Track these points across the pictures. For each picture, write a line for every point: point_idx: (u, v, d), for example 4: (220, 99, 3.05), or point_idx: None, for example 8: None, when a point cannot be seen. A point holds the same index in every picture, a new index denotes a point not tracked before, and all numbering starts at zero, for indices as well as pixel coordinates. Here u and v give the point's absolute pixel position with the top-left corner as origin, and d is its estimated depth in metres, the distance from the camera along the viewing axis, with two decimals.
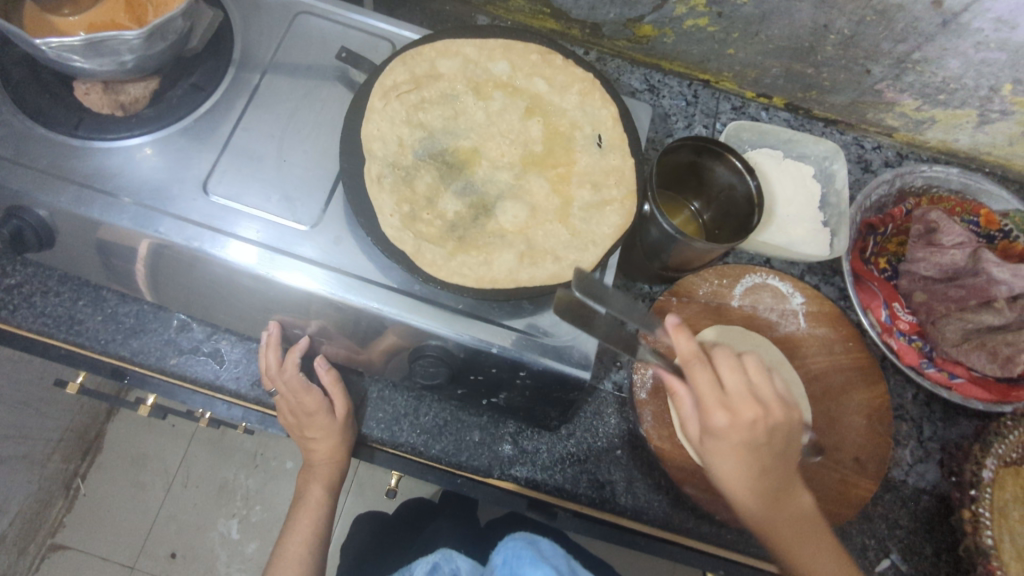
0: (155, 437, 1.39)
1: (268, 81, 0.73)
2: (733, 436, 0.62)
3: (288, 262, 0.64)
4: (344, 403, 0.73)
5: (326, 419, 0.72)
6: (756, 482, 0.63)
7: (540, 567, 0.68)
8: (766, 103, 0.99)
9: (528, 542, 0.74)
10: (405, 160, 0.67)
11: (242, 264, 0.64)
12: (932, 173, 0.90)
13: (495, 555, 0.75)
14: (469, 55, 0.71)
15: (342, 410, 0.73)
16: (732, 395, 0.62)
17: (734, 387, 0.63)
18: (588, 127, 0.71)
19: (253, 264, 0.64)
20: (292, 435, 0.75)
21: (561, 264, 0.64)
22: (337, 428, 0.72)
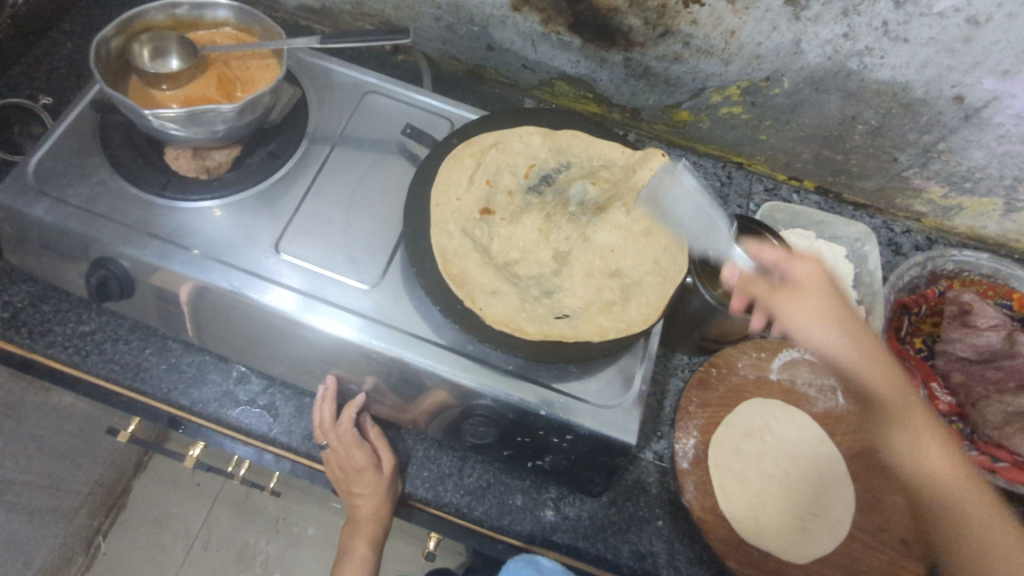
0: (176, 497, 1.40)
1: (338, 152, 0.80)
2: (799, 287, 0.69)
3: (323, 307, 0.68)
4: (390, 457, 0.73)
5: (373, 474, 0.71)
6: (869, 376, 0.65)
7: None
8: (797, 186, 1.04)
9: (529, 562, 0.71)
10: (468, 224, 0.72)
11: (280, 307, 0.67)
12: (963, 257, 0.93)
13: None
14: (524, 137, 0.79)
15: (389, 464, 0.72)
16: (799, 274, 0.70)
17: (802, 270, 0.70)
18: (641, 225, 0.74)
19: (292, 309, 0.67)
20: (337, 490, 0.75)
21: (613, 319, 0.68)
22: (383, 484, 0.72)
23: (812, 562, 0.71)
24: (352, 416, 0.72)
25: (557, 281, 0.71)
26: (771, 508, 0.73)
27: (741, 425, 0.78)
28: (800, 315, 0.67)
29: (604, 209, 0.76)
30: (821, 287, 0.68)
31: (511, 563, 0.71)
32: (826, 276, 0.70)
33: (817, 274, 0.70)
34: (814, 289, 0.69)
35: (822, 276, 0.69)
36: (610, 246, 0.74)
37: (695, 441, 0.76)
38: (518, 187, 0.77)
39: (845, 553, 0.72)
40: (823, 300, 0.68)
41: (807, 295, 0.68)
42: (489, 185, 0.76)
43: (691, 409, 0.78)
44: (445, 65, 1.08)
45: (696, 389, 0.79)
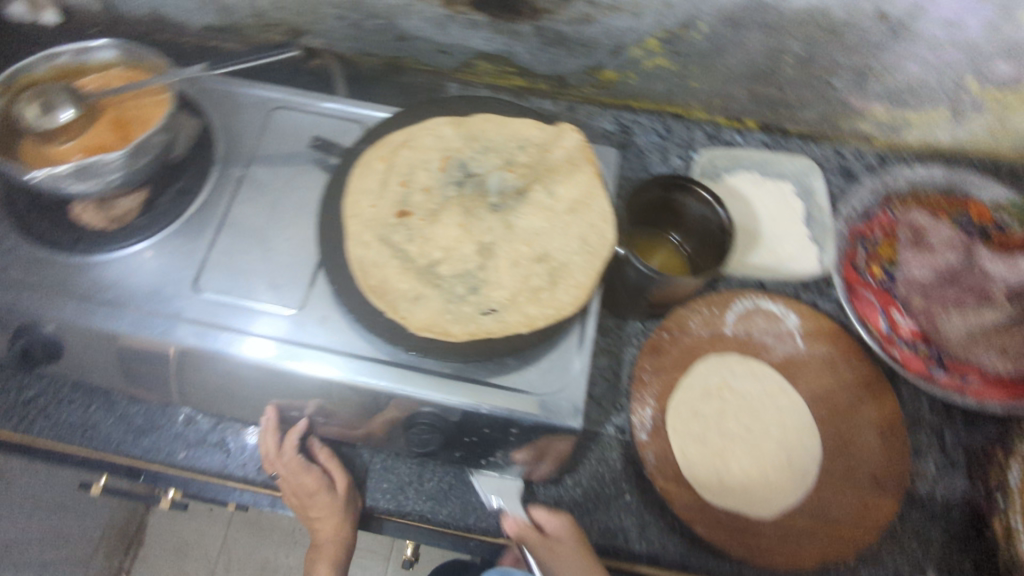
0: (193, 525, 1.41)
1: (249, 174, 0.78)
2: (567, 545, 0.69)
3: (303, 354, 0.66)
4: (343, 478, 0.74)
5: (328, 496, 0.72)
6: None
7: None
8: (740, 127, 1.00)
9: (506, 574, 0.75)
10: (385, 230, 0.69)
11: (260, 358, 0.66)
12: (914, 174, 0.91)
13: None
14: (433, 130, 0.76)
15: (343, 486, 0.73)
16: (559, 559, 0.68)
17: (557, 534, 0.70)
18: (565, 203, 0.72)
19: (274, 357, 0.66)
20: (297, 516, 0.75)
21: (542, 306, 0.65)
22: (341, 504, 0.72)
23: (783, 515, 0.70)
24: (293, 442, 0.74)
25: (485, 274, 0.68)
26: (734, 466, 0.72)
27: (697, 386, 0.76)
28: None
29: (527, 193, 0.73)
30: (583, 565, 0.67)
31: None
32: (575, 531, 0.71)
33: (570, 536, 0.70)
34: (570, 551, 0.68)
35: (569, 528, 0.71)
36: (536, 230, 0.71)
37: (652, 410, 0.75)
38: (434, 183, 0.73)
39: (816, 500, 0.71)
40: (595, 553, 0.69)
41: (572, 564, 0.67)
42: (403, 186, 0.73)
43: (645, 378, 0.77)
44: (362, 62, 1.05)
45: (649, 356, 0.78)
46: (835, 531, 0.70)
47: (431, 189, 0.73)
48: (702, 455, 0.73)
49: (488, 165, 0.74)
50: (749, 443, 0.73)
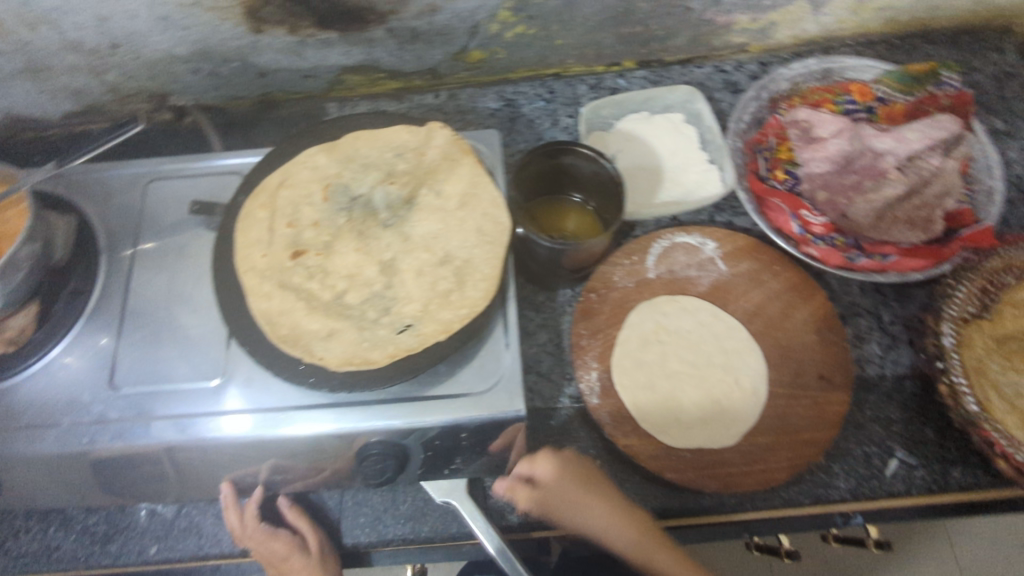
0: None
1: (139, 255, 0.76)
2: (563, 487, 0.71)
3: (292, 416, 0.65)
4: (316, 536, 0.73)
5: (303, 558, 0.71)
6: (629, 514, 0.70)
7: None
8: (620, 70, 1.00)
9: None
10: (283, 276, 0.68)
11: (242, 433, 0.65)
12: (792, 72, 0.91)
13: None
14: (307, 162, 0.75)
15: (316, 545, 0.72)
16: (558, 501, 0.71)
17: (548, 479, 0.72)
18: (455, 199, 0.71)
19: (254, 429, 0.65)
20: None
21: (455, 308, 0.65)
22: (319, 562, 0.71)
23: (745, 437, 0.72)
24: (253, 512, 0.74)
25: (393, 292, 0.67)
26: (688, 404, 0.73)
27: (635, 336, 0.77)
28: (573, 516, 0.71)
29: (416, 199, 0.72)
30: (573, 496, 0.70)
31: None
32: (564, 470, 0.72)
33: (560, 477, 0.72)
34: (567, 491, 0.70)
35: (557, 472, 0.72)
36: (434, 233, 0.70)
37: (597, 372, 0.76)
38: (321, 215, 0.72)
39: (772, 413, 0.73)
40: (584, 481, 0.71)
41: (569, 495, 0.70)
42: (290, 227, 0.71)
43: (584, 343, 0.77)
44: (234, 108, 1.02)
45: (582, 321, 0.78)
46: (797, 437, 0.71)
47: (319, 222, 0.72)
48: (656, 404, 0.73)
49: (369, 181, 0.73)
50: (698, 377, 0.75)
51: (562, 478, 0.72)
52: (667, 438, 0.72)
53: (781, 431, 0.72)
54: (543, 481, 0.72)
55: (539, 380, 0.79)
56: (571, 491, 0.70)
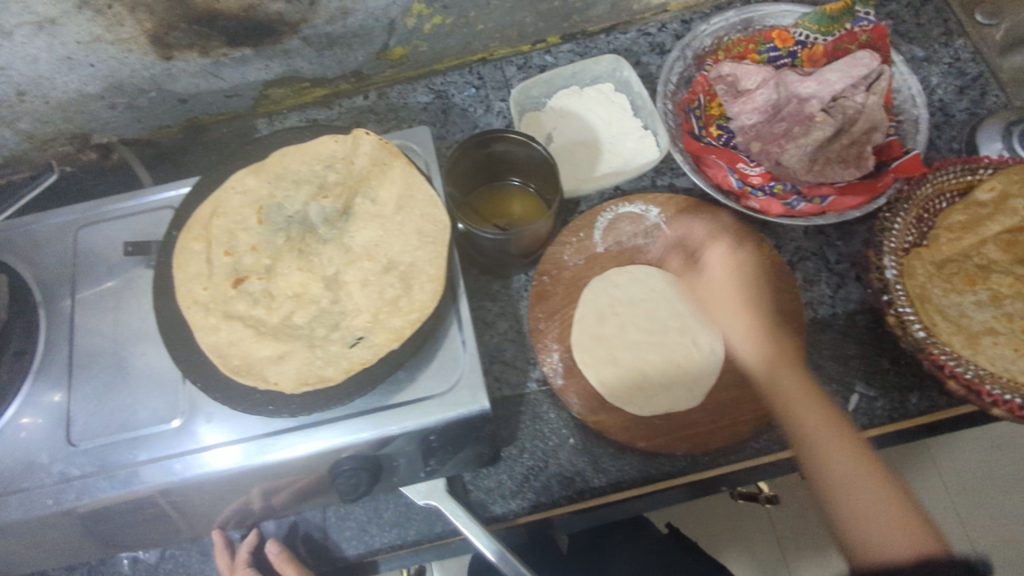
0: None
1: (80, 302, 0.75)
2: (717, 288, 0.75)
3: (279, 439, 0.65)
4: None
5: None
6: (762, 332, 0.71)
7: None
8: (546, 47, 0.99)
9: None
10: (228, 305, 0.67)
11: (233, 465, 0.64)
12: (713, 27, 0.91)
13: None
14: (234, 184, 0.73)
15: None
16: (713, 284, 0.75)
17: (711, 267, 0.76)
18: (391, 203, 0.71)
19: (246, 458, 0.64)
20: None
21: (405, 313, 0.65)
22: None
23: (710, 394, 0.73)
24: (245, 557, 0.75)
25: (342, 306, 0.67)
26: (650, 370, 0.75)
27: (591, 313, 0.78)
28: (713, 310, 0.75)
29: (352, 208, 0.72)
30: (738, 278, 0.75)
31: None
32: (734, 259, 0.76)
33: (721, 267, 0.75)
34: (725, 278, 0.75)
35: (733, 257, 0.76)
36: (375, 241, 0.70)
37: (559, 352, 0.77)
38: (259, 238, 0.71)
39: (733, 367, 0.74)
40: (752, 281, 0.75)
41: (724, 297, 0.74)
42: (228, 255, 0.70)
43: (542, 326, 0.78)
44: (161, 138, 1.00)
45: (538, 305, 0.79)
46: (760, 387, 0.73)
47: (260, 248, 0.71)
48: (620, 375, 0.75)
49: (302, 197, 0.72)
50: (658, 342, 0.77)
51: (728, 268, 0.75)
52: (636, 410, 0.73)
53: (748, 385, 0.73)
54: (708, 266, 0.76)
55: (504, 368, 0.80)
56: (720, 290, 0.74)
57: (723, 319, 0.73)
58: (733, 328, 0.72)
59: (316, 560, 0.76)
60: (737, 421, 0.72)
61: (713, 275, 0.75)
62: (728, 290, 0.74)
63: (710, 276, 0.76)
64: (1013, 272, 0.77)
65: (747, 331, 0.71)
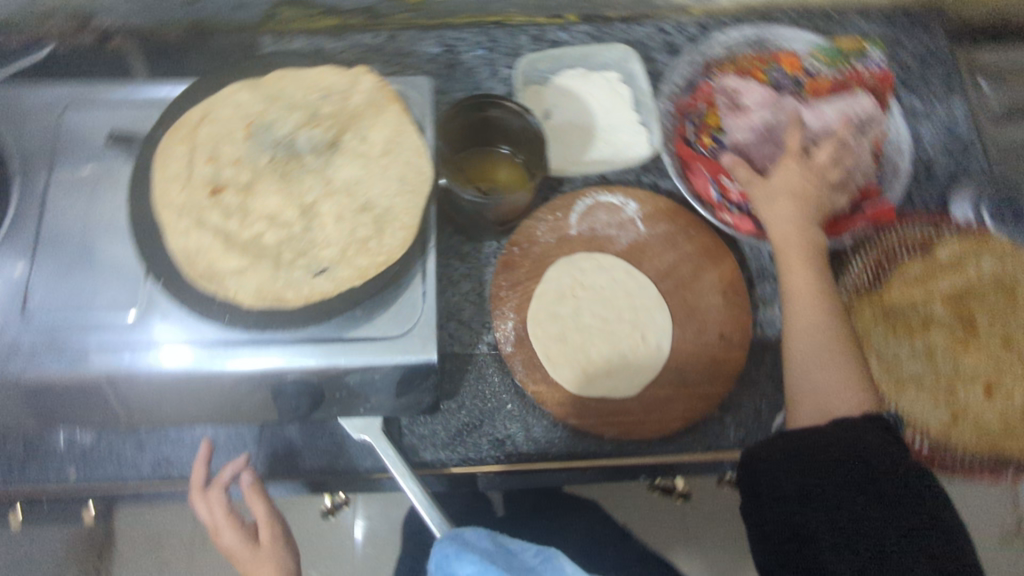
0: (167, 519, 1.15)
1: (57, 178, 0.75)
2: (779, 181, 0.80)
3: (230, 351, 0.67)
4: (270, 530, 0.73)
5: (249, 550, 0.72)
6: (798, 232, 0.78)
7: (467, 559, 0.59)
8: (562, 23, 1.00)
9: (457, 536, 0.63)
10: (200, 212, 0.68)
11: (181, 367, 0.67)
12: (727, 38, 0.93)
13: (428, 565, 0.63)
14: (229, 99, 0.74)
15: (265, 537, 0.73)
16: (777, 180, 0.81)
17: (788, 169, 0.81)
18: (380, 145, 0.72)
19: (196, 363, 0.67)
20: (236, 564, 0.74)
21: (372, 254, 0.67)
22: (269, 553, 0.72)
23: (648, 387, 0.77)
24: (224, 475, 0.74)
25: (311, 236, 0.68)
26: (596, 355, 0.78)
27: (552, 290, 0.81)
28: (767, 201, 0.80)
29: (340, 143, 0.72)
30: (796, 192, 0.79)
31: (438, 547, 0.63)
32: (810, 169, 0.80)
33: (796, 168, 0.80)
34: (796, 179, 0.80)
35: (813, 164, 0.81)
36: (356, 181, 0.71)
37: (514, 321, 0.79)
38: (244, 152, 0.71)
39: (674, 367, 0.78)
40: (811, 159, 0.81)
41: (784, 189, 0.79)
42: (210, 164, 0.70)
43: (503, 294, 0.81)
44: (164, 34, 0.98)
45: (503, 273, 0.82)
46: (694, 390, 0.77)
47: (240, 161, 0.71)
48: (567, 354, 0.78)
49: (292, 121, 0.73)
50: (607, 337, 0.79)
51: (799, 174, 0.80)
52: (576, 390, 0.76)
53: (686, 386, 0.77)
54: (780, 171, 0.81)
55: (458, 326, 0.83)
56: (779, 185, 0.80)
57: (772, 210, 0.80)
58: (777, 218, 0.79)
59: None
60: (668, 417, 0.76)
61: (788, 171, 0.81)
62: (789, 187, 0.79)
63: (782, 169, 0.81)
64: (953, 329, 0.80)
65: (790, 220, 0.78)
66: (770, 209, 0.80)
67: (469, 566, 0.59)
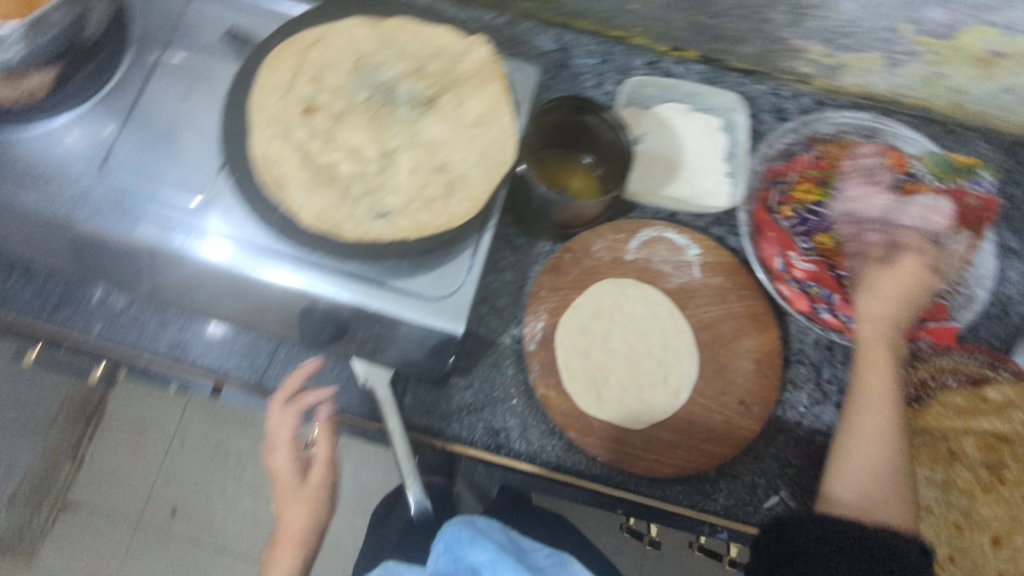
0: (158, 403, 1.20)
1: (164, 59, 0.78)
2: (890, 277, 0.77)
3: (269, 260, 0.69)
4: (321, 473, 0.75)
5: (296, 481, 0.74)
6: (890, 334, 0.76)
7: (479, 545, 0.70)
8: (680, 57, 0.99)
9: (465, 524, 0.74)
10: (288, 126, 0.70)
11: (218, 262, 0.68)
12: (840, 119, 0.93)
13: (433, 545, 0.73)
14: (345, 32, 0.76)
15: (315, 476, 0.75)
16: (890, 275, 0.77)
17: (901, 268, 0.77)
18: (473, 116, 0.73)
19: (231, 262, 0.69)
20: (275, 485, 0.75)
21: (434, 215, 0.68)
22: (310, 495, 0.74)
23: (653, 427, 0.76)
24: (308, 399, 0.76)
25: (383, 178, 0.69)
26: (613, 380, 0.77)
27: (590, 306, 0.81)
28: (870, 293, 0.78)
29: (436, 103, 0.73)
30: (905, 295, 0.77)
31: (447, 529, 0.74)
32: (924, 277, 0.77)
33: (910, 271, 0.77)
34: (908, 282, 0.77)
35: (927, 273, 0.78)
36: (439, 143, 0.72)
37: (544, 324, 0.79)
38: (344, 83, 0.73)
39: (684, 416, 0.76)
40: (924, 267, 0.78)
41: (893, 287, 0.77)
42: (310, 84, 0.72)
43: (542, 294, 0.80)
44: None
45: (548, 274, 0.81)
46: (697, 445, 0.76)
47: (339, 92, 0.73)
48: (585, 368, 0.78)
49: (398, 69, 0.74)
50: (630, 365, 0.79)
51: (911, 278, 0.77)
52: (584, 406, 0.76)
53: (692, 439, 0.76)
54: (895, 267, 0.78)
55: (490, 310, 0.83)
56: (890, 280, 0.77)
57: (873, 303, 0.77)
58: (875, 313, 0.77)
59: (253, 378, 0.84)
60: (663, 460, 0.75)
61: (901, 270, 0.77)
62: (900, 287, 0.77)
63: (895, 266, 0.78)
64: (976, 471, 0.76)
65: (886, 319, 0.76)
66: (871, 301, 0.77)
67: (480, 552, 0.69)
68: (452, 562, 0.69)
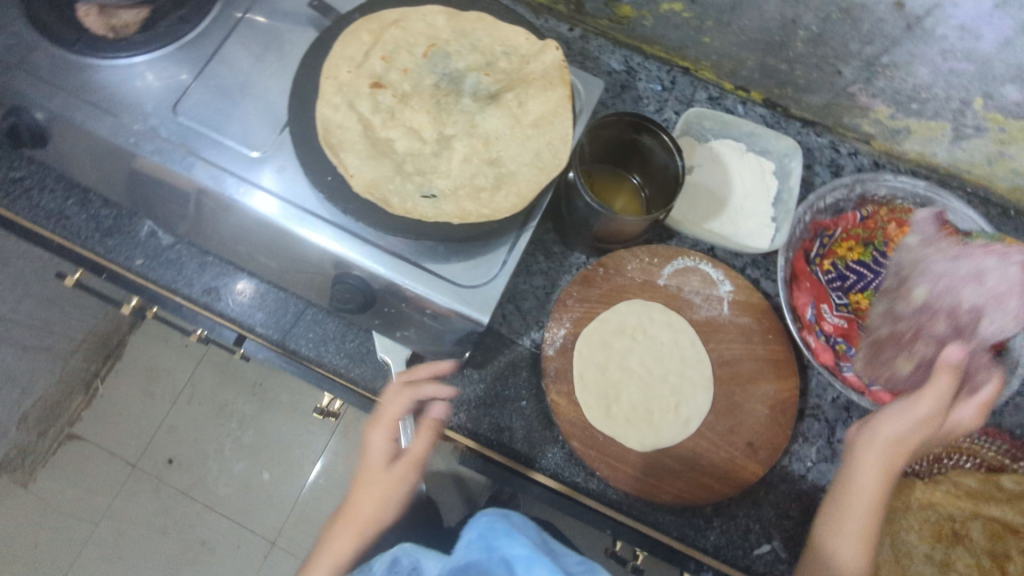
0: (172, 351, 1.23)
1: (250, 18, 0.79)
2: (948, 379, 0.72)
3: (313, 222, 0.70)
4: (410, 468, 0.74)
5: (382, 464, 0.74)
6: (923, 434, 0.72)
7: (516, 540, 0.56)
8: (744, 97, 1.00)
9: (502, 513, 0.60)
10: (355, 97, 0.72)
11: (266, 214, 0.70)
12: (896, 183, 0.91)
13: (462, 530, 0.60)
14: (424, 17, 0.78)
15: (402, 467, 0.74)
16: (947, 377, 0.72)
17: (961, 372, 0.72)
18: (532, 116, 0.75)
19: (278, 215, 0.70)
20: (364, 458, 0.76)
21: (480, 205, 0.69)
22: (393, 484, 0.74)
23: (657, 452, 0.76)
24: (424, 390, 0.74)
25: (435, 163, 0.71)
26: (624, 399, 0.78)
27: (615, 322, 0.81)
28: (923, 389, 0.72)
29: (500, 98, 0.75)
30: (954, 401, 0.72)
31: (482, 517, 0.59)
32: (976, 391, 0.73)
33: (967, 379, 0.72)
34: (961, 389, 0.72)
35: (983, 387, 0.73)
36: (494, 138, 0.74)
37: (566, 331, 0.80)
38: (415, 66, 0.76)
39: (689, 447, 0.76)
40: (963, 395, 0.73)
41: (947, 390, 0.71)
42: (382, 61, 0.75)
43: (569, 302, 0.81)
44: None
45: (579, 285, 0.82)
46: (698, 478, 0.75)
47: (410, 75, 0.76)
48: (598, 382, 0.78)
49: (468, 62, 0.76)
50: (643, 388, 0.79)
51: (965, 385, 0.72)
52: (594, 419, 0.76)
53: (693, 472, 0.75)
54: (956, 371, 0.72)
55: (514, 310, 0.84)
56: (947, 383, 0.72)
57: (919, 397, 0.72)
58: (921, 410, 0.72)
59: (276, 336, 0.85)
60: (662, 488, 0.75)
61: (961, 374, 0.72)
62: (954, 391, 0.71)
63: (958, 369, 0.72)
64: (979, 557, 0.74)
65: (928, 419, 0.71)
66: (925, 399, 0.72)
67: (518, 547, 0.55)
68: (485, 551, 0.56)
